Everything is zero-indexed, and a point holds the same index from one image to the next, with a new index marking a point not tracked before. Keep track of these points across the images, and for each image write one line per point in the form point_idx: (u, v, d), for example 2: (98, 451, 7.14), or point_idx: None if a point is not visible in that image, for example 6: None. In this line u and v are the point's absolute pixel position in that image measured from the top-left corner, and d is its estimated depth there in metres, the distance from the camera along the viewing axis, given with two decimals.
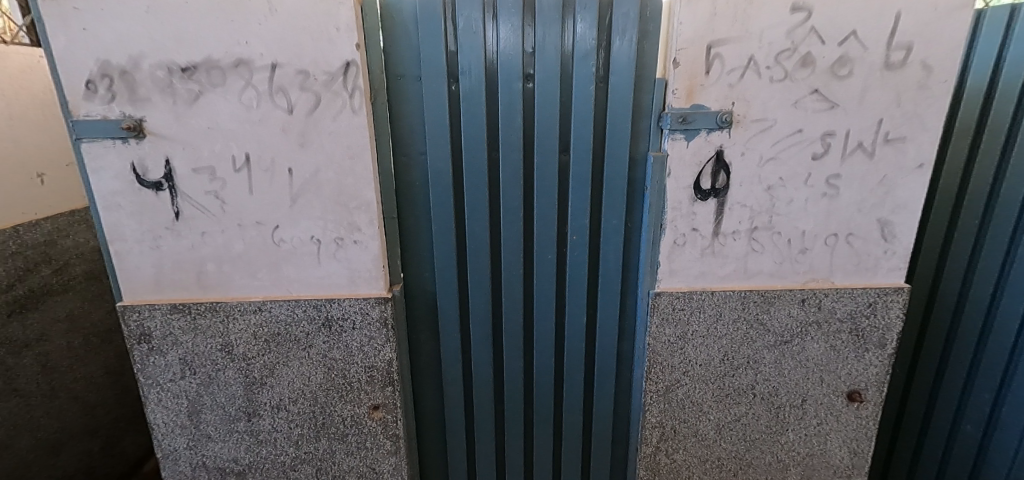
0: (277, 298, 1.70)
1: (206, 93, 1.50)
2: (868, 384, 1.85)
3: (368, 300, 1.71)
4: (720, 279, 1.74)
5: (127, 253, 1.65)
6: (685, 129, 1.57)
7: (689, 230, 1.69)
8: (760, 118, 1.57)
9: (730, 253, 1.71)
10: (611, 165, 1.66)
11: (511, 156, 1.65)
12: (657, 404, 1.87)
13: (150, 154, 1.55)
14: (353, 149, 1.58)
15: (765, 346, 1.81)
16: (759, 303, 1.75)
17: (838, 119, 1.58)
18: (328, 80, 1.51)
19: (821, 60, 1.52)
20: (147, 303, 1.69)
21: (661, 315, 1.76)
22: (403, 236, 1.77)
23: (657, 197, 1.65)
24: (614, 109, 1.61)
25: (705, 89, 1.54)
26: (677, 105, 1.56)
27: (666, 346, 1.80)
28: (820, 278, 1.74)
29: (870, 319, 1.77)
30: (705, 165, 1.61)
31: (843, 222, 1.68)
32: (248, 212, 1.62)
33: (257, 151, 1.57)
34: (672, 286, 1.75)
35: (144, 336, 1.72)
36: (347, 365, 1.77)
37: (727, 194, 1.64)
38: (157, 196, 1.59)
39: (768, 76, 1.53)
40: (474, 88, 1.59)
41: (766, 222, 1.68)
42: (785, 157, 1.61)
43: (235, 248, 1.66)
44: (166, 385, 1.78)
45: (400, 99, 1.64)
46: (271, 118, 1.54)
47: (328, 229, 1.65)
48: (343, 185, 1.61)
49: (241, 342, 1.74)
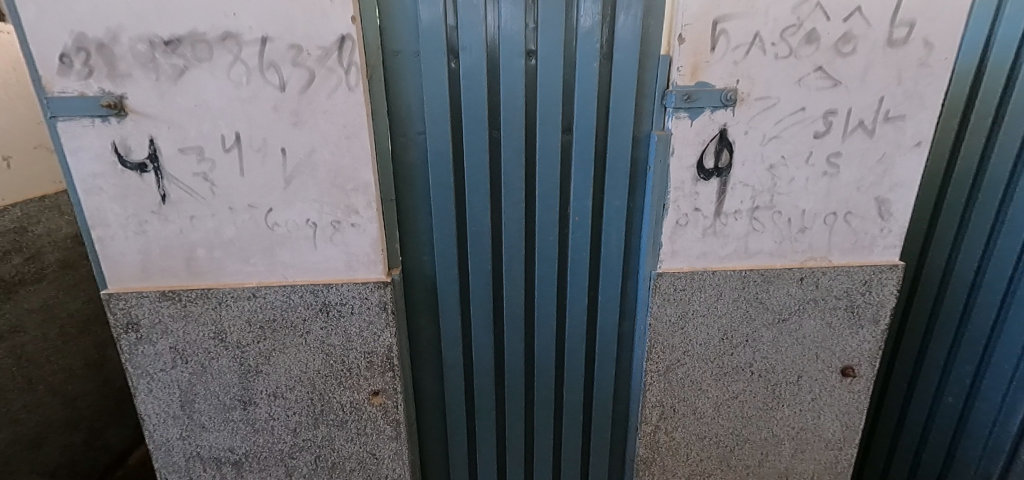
0: (272, 284, 1.65)
1: (191, 68, 1.42)
2: (861, 360, 1.89)
3: (366, 285, 1.67)
4: (721, 259, 1.75)
5: (109, 240, 1.56)
6: (689, 107, 1.56)
7: (692, 210, 1.68)
8: (763, 96, 1.56)
9: (731, 233, 1.72)
10: (613, 144, 1.64)
11: (513, 135, 1.61)
12: (658, 384, 1.88)
13: (133, 134, 1.46)
14: (350, 128, 1.53)
15: (764, 324, 1.82)
16: (759, 282, 1.76)
17: (841, 97, 1.57)
18: (322, 56, 1.45)
19: (825, 37, 1.51)
20: (134, 291, 1.60)
21: (662, 296, 1.77)
22: (401, 218, 1.73)
23: (660, 177, 1.64)
24: (617, 87, 1.59)
25: (709, 66, 1.52)
26: (680, 83, 1.54)
27: (667, 326, 1.81)
28: (818, 256, 1.76)
29: (865, 295, 1.80)
30: (708, 144, 1.60)
31: (842, 201, 1.69)
32: (239, 194, 1.56)
33: (248, 131, 1.50)
34: (673, 266, 1.75)
35: (132, 325, 1.64)
36: (346, 351, 1.74)
37: (729, 174, 1.64)
38: (142, 178, 1.51)
39: (773, 53, 1.51)
40: (475, 66, 1.55)
41: (768, 201, 1.68)
42: (788, 135, 1.60)
43: (227, 233, 1.59)
44: (157, 375, 1.70)
45: (396, 76, 1.58)
46: (263, 96, 1.47)
47: (324, 212, 1.60)
48: (339, 166, 1.56)
49: (235, 330, 1.68)
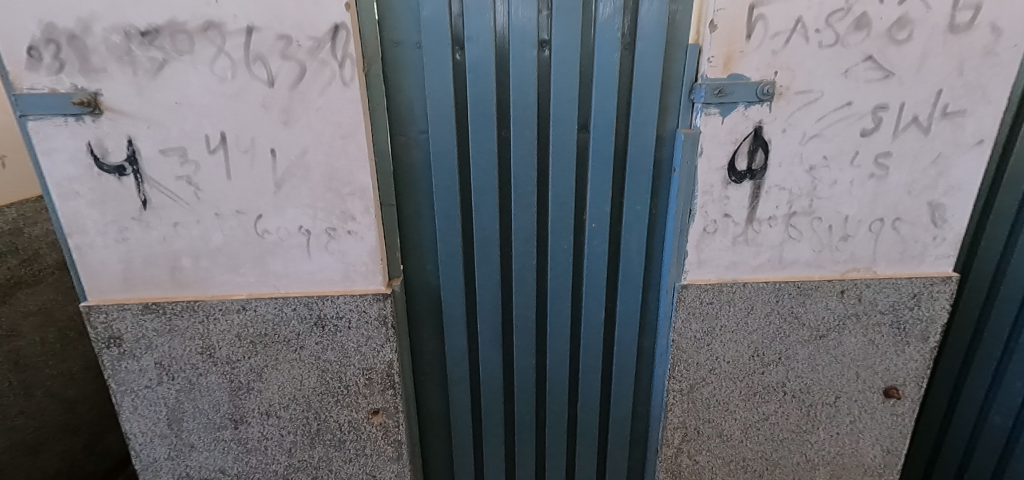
0: (263, 297, 1.53)
1: (171, 62, 1.30)
2: (906, 381, 1.72)
3: (365, 297, 1.55)
4: (752, 270, 1.59)
5: (87, 249, 1.44)
6: (720, 103, 1.39)
7: (721, 216, 1.52)
8: (805, 90, 1.39)
9: (765, 242, 1.55)
10: (634, 144, 1.50)
11: (523, 134, 1.47)
12: (681, 404, 1.73)
13: (110, 134, 1.34)
14: (345, 127, 1.39)
15: (799, 341, 1.66)
16: (795, 295, 1.60)
17: (893, 90, 1.40)
18: (314, 47, 1.32)
19: (878, 22, 1.33)
20: (115, 304, 1.49)
21: (687, 310, 1.62)
22: (403, 224, 1.60)
23: (686, 180, 1.49)
24: (640, 80, 1.43)
25: (744, 56, 1.36)
26: (711, 75, 1.38)
27: (691, 342, 1.66)
28: (861, 267, 1.59)
29: (913, 311, 1.63)
30: (741, 143, 1.44)
31: (890, 206, 1.52)
32: (226, 199, 1.43)
33: (235, 131, 1.37)
34: (700, 277, 1.60)
35: (114, 339, 1.52)
36: (343, 367, 1.62)
37: (763, 176, 1.47)
38: (121, 182, 1.38)
39: (816, 41, 1.35)
40: (482, 57, 1.40)
41: (806, 206, 1.51)
42: (831, 133, 1.44)
43: (214, 240, 1.47)
44: (141, 392, 1.59)
45: (397, 69, 1.44)
46: (250, 92, 1.34)
47: (318, 218, 1.47)
48: (334, 168, 1.42)
49: (224, 345, 1.56)
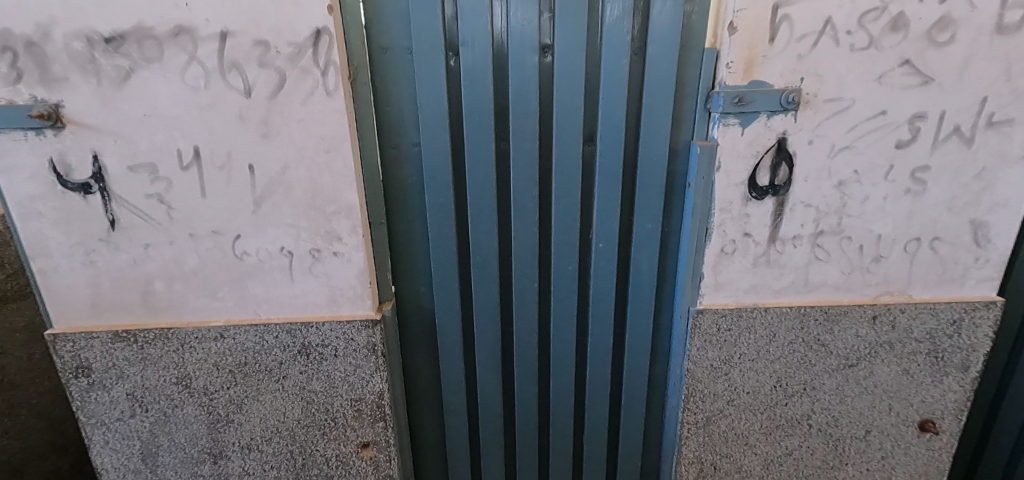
0: (243, 323, 1.41)
1: (139, 71, 1.19)
2: (944, 413, 1.57)
3: (352, 323, 1.43)
4: (774, 293, 1.45)
5: (52, 272, 1.33)
6: (740, 112, 1.27)
7: (740, 235, 1.39)
8: (834, 98, 1.26)
9: (788, 263, 1.42)
10: (645, 157, 1.37)
11: (524, 146, 1.35)
12: (696, 438, 1.59)
13: (74, 148, 1.23)
14: (329, 140, 1.27)
15: (826, 371, 1.52)
16: (822, 321, 1.46)
17: (932, 97, 1.26)
18: (294, 54, 1.20)
19: (917, 22, 1.20)
20: (83, 331, 1.38)
21: (702, 337, 1.49)
22: (395, 243, 1.49)
23: (702, 197, 1.36)
24: (651, 88, 1.31)
25: (767, 61, 1.23)
26: (730, 82, 1.26)
27: (707, 371, 1.52)
28: (894, 291, 1.45)
29: (952, 338, 1.49)
30: (763, 156, 1.31)
31: (928, 225, 1.38)
32: (201, 219, 1.32)
33: (209, 145, 1.26)
34: (717, 301, 1.46)
35: (82, 369, 1.41)
36: (330, 398, 1.50)
37: (787, 192, 1.34)
38: (86, 201, 1.27)
39: (847, 44, 1.22)
40: (479, 64, 1.28)
41: (834, 224, 1.38)
42: (863, 145, 1.30)
43: (188, 263, 1.36)
44: (113, 426, 1.47)
45: (386, 77, 1.33)
46: (225, 103, 1.23)
47: (301, 239, 1.36)
48: (318, 185, 1.31)
49: (201, 375, 1.44)
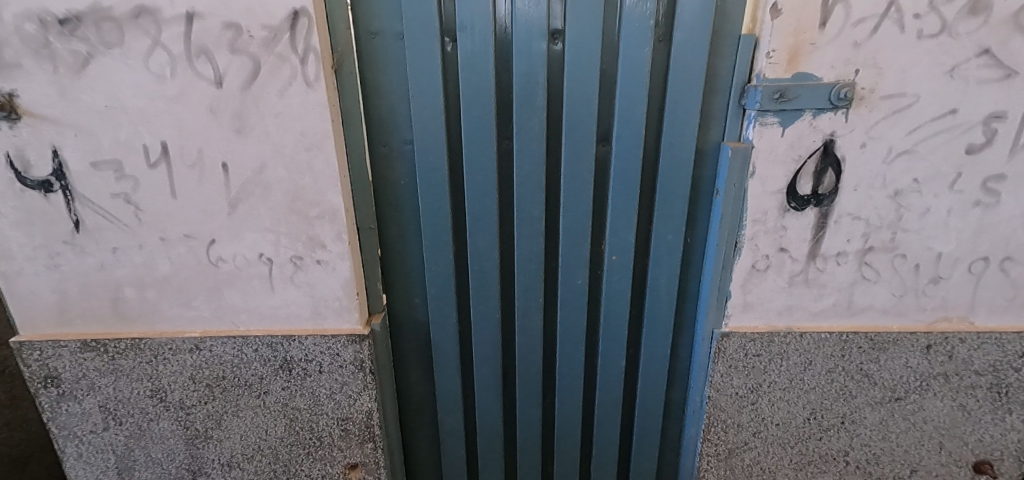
0: (219, 335, 1.30)
1: (99, 57, 1.06)
2: (1004, 455, 1.37)
3: (337, 338, 1.30)
4: (812, 316, 1.28)
5: (15, 276, 1.23)
6: (782, 110, 1.09)
7: (776, 250, 1.22)
8: (894, 93, 1.07)
9: (830, 283, 1.24)
10: (668, 160, 1.20)
11: (529, 146, 1.19)
12: (716, 471, 1.43)
13: (31, 143, 1.11)
14: (310, 137, 1.14)
15: (868, 404, 1.34)
16: (866, 349, 1.29)
17: (1014, 94, 1.06)
18: (269, 38, 1.06)
19: (1002, 3, 1.00)
20: (50, 340, 1.28)
21: (727, 362, 1.32)
22: (387, 250, 1.35)
23: (732, 206, 1.19)
24: (677, 81, 1.14)
25: (815, 50, 1.05)
26: (771, 74, 1.08)
27: (732, 400, 1.36)
28: (954, 317, 1.26)
29: (1018, 372, 1.29)
30: (806, 161, 1.13)
31: (999, 243, 1.19)
32: (171, 221, 1.20)
33: (178, 140, 1.13)
34: (745, 324, 1.30)
35: (51, 379, 1.31)
36: (314, 416, 1.38)
37: (832, 203, 1.16)
38: (48, 200, 1.16)
39: (914, 29, 1.02)
40: (479, 51, 1.13)
41: (887, 240, 1.19)
42: (926, 149, 1.11)
43: (160, 269, 1.24)
44: (85, 438, 1.38)
45: (376, 66, 1.19)
46: (194, 94, 1.10)
47: (281, 245, 1.23)
48: (298, 186, 1.17)
49: (176, 388, 1.34)
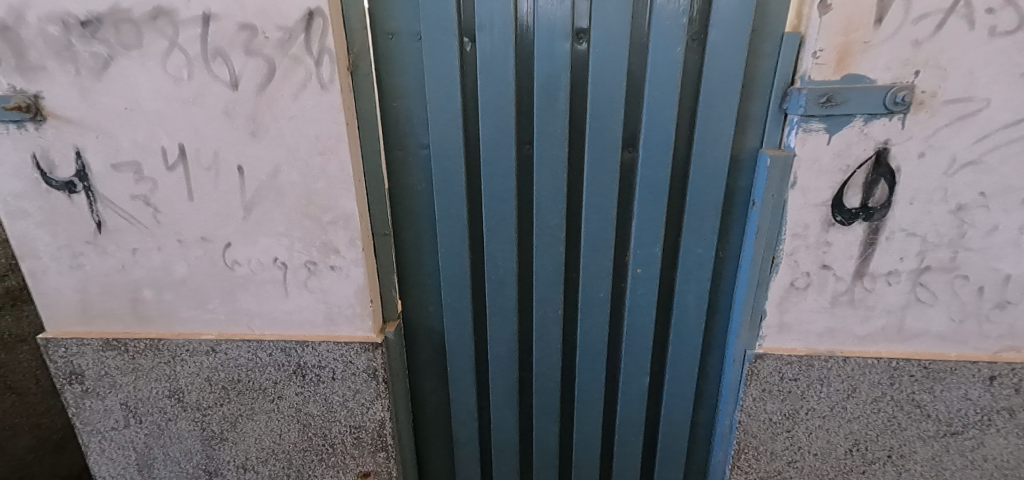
0: (235, 339, 1.29)
1: (118, 59, 1.06)
2: None
3: (350, 346, 1.27)
4: (856, 340, 1.17)
5: (42, 274, 1.26)
6: (828, 115, 0.99)
7: (817, 268, 1.12)
8: (959, 98, 0.96)
9: (878, 305, 1.13)
10: (699, 168, 1.12)
11: (550, 151, 1.13)
12: None
13: (55, 144, 1.13)
14: (324, 141, 1.11)
15: (920, 438, 1.22)
16: (919, 379, 1.17)
17: None
18: (284, 40, 1.04)
19: None
20: (75, 338, 1.30)
21: (760, 386, 1.23)
22: (403, 256, 1.32)
23: (770, 220, 1.10)
24: (711, 83, 1.05)
25: (869, 49, 0.95)
26: (817, 77, 0.98)
27: (765, 426, 1.26)
28: (1022, 346, 1.13)
29: None
30: (855, 172, 1.02)
31: None
32: (188, 224, 1.19)
33: (194, 143, 1.12)
34: (781, 345, 1.20)
35: (75, 375, 1.34)
36: (327, 423, 1.36)
37: (883, 218, 1.05)
38: (71, 200, 1.18)
39: (985, 26, 0.91)
40: (499, 51, 1.07)
41: (945, 260, 1.08)
42: (995, 160, 0.99)
43: (177, 271, 1.24)
44: (108, 434, 1.40)
45: (394, 68, 1.15)
46: (209, 96, 1.08)
47: (295, 250, 1.21)
48: (312, 191, 1.15)
49: (193, 389, 1.34)
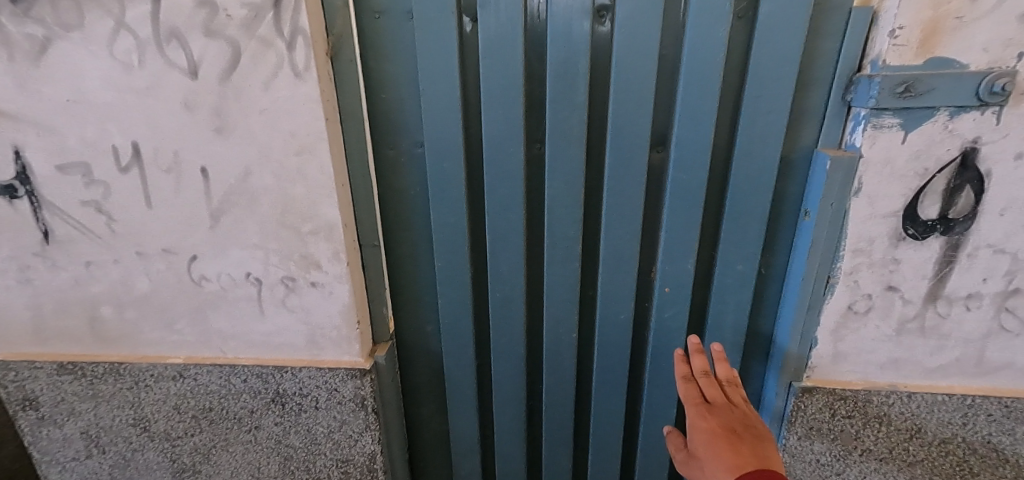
0: (205, 363, 1.14)
1: (59, 42, 0.90)
2: None
3: (335, 372, 1.11)
4: (922, 373, 1.00)
5: None
6: (907, 109, 0.81)
7: (882, 290, 0.94)
8: None
9: (952, 333, 0.96)
10: (743, 171, 0.94)
11: (565, 150, 0.96)
12: None
13: None
14: (300, 139, 0.94)
15: None
16: (998, 419, 0.99)
17: None
18: (248, 18, 0.87)
19: None
20: (27, 360, 1.16)
21: (807, 423, 1.06)
22: (397, 269, 1.16)
23: (827, 233, 0.92)
24: (761, 70, 0.88)
25: (961, 27, 0.77)
26: (895, 60, 0.80)
27: (812, 469, 1.09)
28: None
29: None
30: (936, 177, 0.84)
31: None
32: (149, 234, 1.04)
33: (150, 141, 0.96)
34: (833, 377, 1.03)
35: (29, 402, 1.19)
36: (311, 456, 1.20)
37: (966, 232, 0.88)
38: (13, 207, 1.02)
39: None
40: (505, 32, 0.90)
41: None
42: None
43: (139, 287, 1.09)
44: (69, 465, 1.26)
45: (382, 52, 0.98)
46: (166, 86, 0.92)
47: (270, 264, 1.05)
48: (287, 197, 0.99)
49: (160, 418, 1.19)
